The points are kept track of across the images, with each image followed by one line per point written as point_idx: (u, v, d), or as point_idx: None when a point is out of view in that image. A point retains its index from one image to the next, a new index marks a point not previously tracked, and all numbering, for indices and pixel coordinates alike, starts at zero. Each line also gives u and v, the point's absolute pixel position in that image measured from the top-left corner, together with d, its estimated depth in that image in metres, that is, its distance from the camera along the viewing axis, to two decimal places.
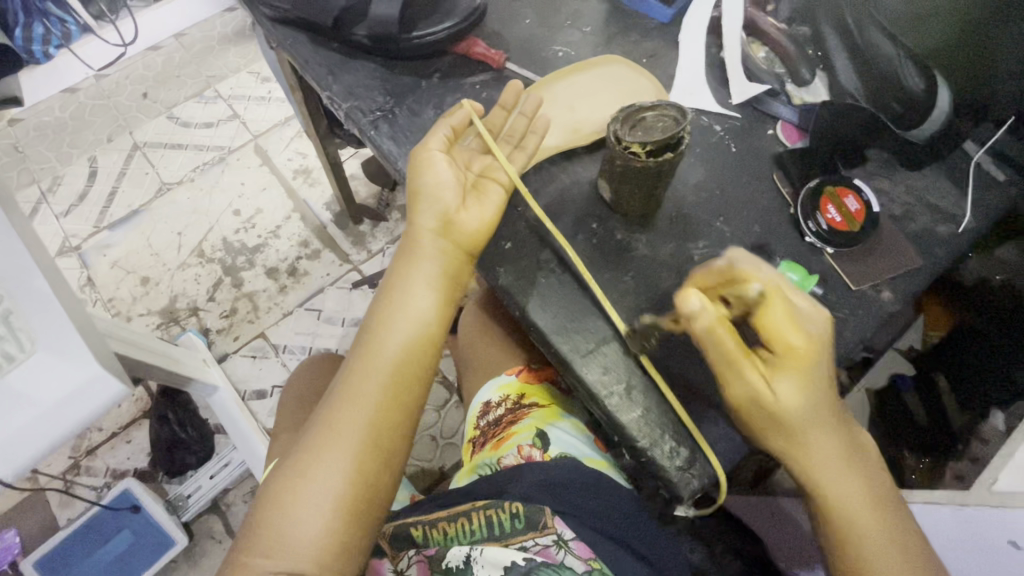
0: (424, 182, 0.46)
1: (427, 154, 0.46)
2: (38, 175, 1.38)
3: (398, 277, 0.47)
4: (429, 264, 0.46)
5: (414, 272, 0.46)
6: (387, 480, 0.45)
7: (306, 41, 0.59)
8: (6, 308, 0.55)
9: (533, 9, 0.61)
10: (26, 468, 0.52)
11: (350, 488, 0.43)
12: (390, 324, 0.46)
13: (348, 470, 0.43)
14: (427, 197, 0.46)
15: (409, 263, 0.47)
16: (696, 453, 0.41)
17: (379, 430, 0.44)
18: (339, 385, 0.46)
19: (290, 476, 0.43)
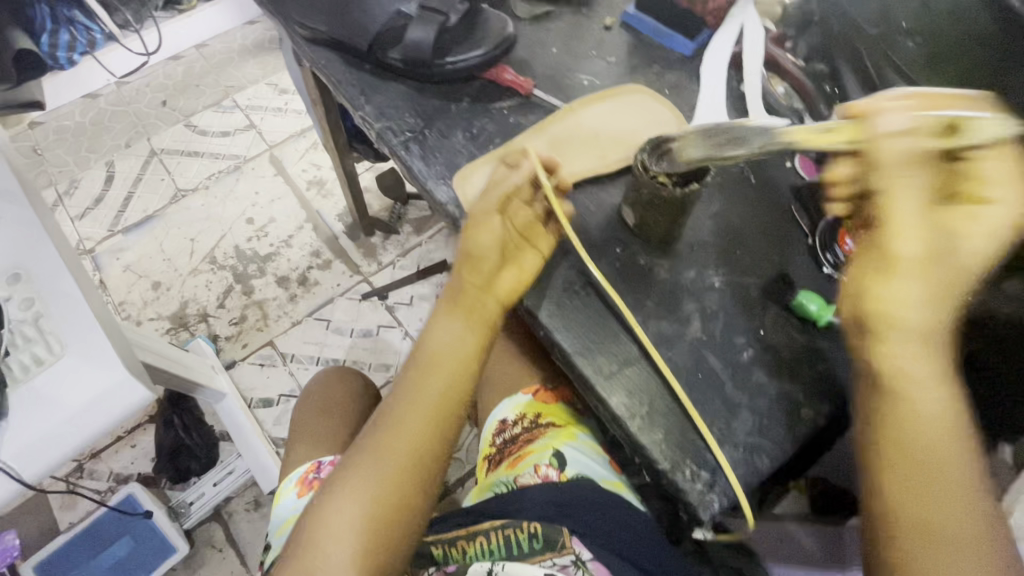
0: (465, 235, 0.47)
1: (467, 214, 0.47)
2: (56, 177, 1.40)
3: (435, 324, 0.48)
4: (465, 315, 0.47)
5: (451, 321, 0.47)
6: (410, 528, 0.44)
7: (340, 61, 0.61)
8: (38, 311, 0.57)
9: (558, 38, 0.63)
10: (49, 470, 0.53)
11: (371, 529, 0.43)
12: (425, 368, 0.47)
13: (371, 510, 0.43)
14: (467, 252, 0.47)
15: (448, 312, 0.48)
16: (717, 476, 0.42)
17: (405, 475, 0.44)
18: (372, 424, 0.47)
19: (319, 509, 0.44)
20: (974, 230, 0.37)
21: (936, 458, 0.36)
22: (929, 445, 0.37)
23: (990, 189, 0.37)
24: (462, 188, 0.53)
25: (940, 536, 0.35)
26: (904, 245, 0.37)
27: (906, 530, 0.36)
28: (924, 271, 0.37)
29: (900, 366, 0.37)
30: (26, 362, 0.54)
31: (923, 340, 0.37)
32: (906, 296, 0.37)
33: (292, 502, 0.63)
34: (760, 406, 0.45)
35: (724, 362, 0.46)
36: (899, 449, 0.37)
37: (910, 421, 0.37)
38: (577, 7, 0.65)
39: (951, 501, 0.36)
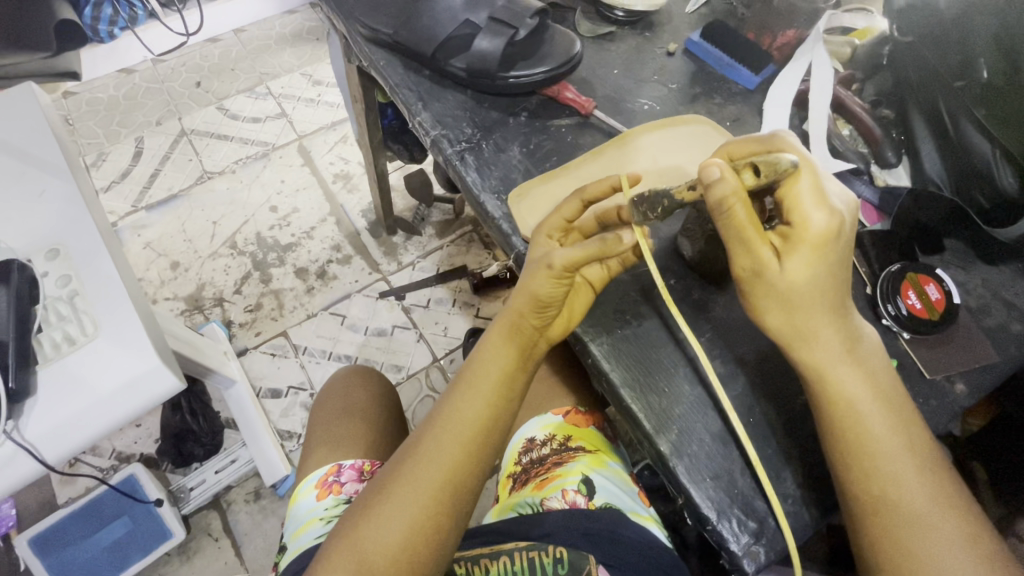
0: (530, 272, 0.45)
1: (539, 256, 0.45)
2: (84, 148, 1.40)
3: (480, 352, 0.47)
4: (512, 347, 0.46)
5: (497, 351, 0.46)
6: (437, 559, 0.43)
7: (399, 65, 0.61)
8: (74, 288, 0.55)
9: (620, 60, 0.63)
10: (70, 455, 0.51)
11: (401, 557, 0.41)
12: (471, 393, 0.45)
13: (402, 538, 0.42)
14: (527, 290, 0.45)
15: (498, 342, 0.47)
16: (763, 527, 0.41)
17: (439, 504, 0.43)
18: (408, 447, 0.46)
19: (356, 534, 0.42)
20: (828, 260, 0.38)
21: (888, 449, 0.39)
22: (879, 436, 0.39)
23: (800, 217, 0.37)
24: (518, 205, 0.53)
25: (913, 519, 0.38)
26: (777, 285, 0.38)
27: (886, 523, 0.38)
28: (789, 305, 0.39)
29: (830, 368, 0.40)
30: (58, 340, 0.53)
31: (843, 346, 0.40)
32: (806, 324, 0.39)
33: (310, 505, 0.62)
34: (812, 458, 0.43)
35: (777, 407, 0.45)
36: (858, 452, 0.39)
37: (854, 423, 0.39)
38: (640, 31, 0.65)
39: (914, 483, 0.39)
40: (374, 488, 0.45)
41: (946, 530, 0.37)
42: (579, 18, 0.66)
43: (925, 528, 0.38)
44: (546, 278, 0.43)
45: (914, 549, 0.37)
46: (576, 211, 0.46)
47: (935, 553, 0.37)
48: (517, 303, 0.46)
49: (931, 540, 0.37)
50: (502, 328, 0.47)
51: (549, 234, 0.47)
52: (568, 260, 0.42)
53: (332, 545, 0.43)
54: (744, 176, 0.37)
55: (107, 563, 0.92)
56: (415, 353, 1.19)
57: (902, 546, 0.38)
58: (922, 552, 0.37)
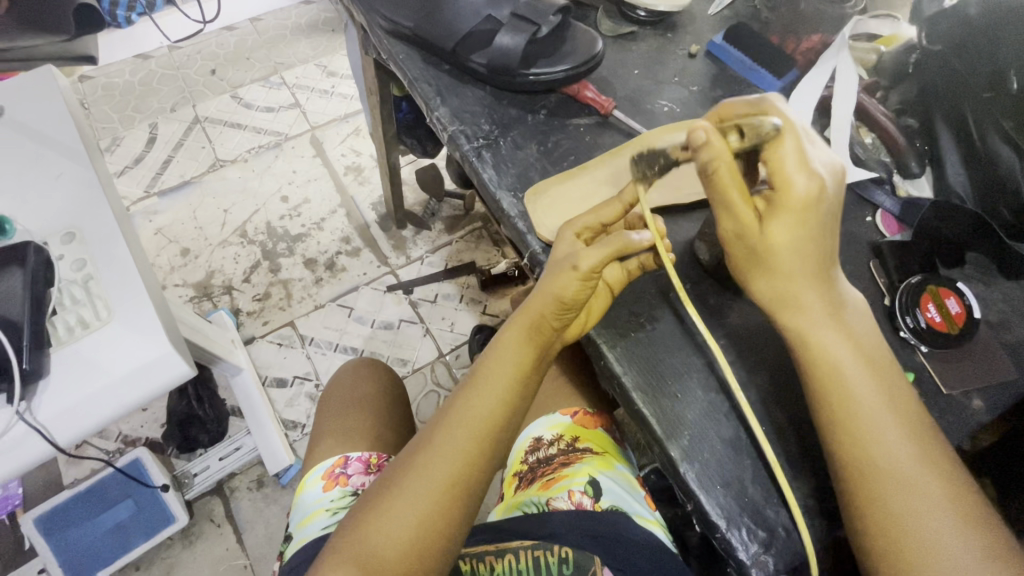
0: (555, 273, 0.44)
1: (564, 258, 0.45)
2: (99, 133, 1.40)
3: (495, 349, 0.47)
4: (528, 346, 0.46)
5: (513, 349, 0.46)
6: (446, 554, 0.43)
7: (419, 59, 0.61)
8: (88, 273, 0.55)
9: (640, 60, 0.62)
10: (80, 437, 0.51)
11: (410, 549, 0.41)
12: (483, 391, 0.45)
13: (411, 531, 0.42)
14: (546, 291, 0.45)
15: (513, 341, 0.46)
16: (773, 537, 0.41)
17: (450, 499, 0.43)
18: (419, 442, 0.45)
19: (363, 528, 0.42)
20: (812, 225, 0.38)
21: (873, 411, 0.38)
22: (865, 407, 0.38)
23: (784, 180, 0.37)
24: (533, 205, 0.52)
25: (900, 483, 0.37)
26: (760, 246, 0.39)
27: (872, 487, 0.37)
28: (774, 270, 0.39)
29: (813, 334, 0.39)
30: (71, 323, 0.53)
31: (829, 312, 0.39)
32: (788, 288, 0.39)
33: (317, 496, 0.62)
34: (825, 469, 0.43)
35: (790, 417, 0.45)
36: (842, 413, 0.39)
37: (837, 387, 0.39)
38: (662, 32, 0.64)
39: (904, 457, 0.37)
40: (383, 482, 0.44)
41: (931, 492, 0.36)
42: (600, 17, 0.65)
43: (911, 491, 0.37)
44: (574, 281, 0.43)
45: (898, 513, 0.36)
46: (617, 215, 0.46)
47: (918, 516, 0.36)
48: (538, 303, 0.45)
49: (915, 503, 0.36)
50: (520, 327, 0.46)
51: (576, 233, 0.47)
52: (597, 261, 0.43)
53: (339, 537, 0.43)
54: (729, 137, 0.38)
55: (111, 546, 0.93)
56: (421, 347, 1.19)
57: (887, 510, 0.37)
58: (906, 514, 0.36)
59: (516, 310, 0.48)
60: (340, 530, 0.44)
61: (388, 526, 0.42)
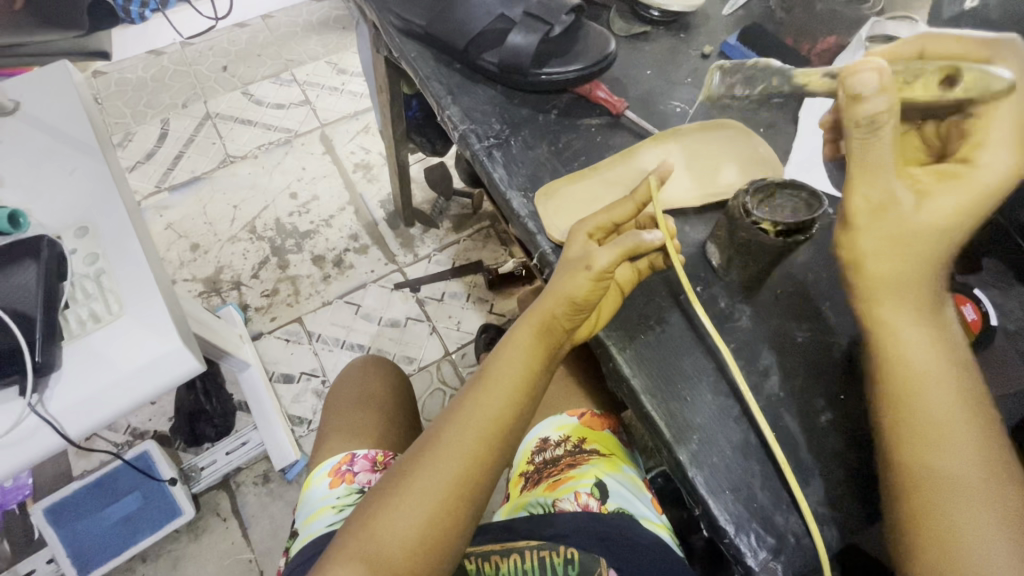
0: (568, 274, 0.45)
1: (578, 259, 0.46)
2: (112, 128, 1.42)
3: (505, 349, 0.47)
4: (538, 346, 0.46)
5: (523, 349, 0.46)
6: (450, 554, 0.43)
7: (430, 57, 0.61)
8: (100, 267, 0.55)
9: (653, 61, 0.62)
10: (91, 430, 0.52)
11: (416, 548, 0.41)
12: (493, 390, 0.45)
13: (419, 528, 0.42)
14: (560, 291, 0.45)
15: (524, 341, 0.46)
16: (781, 545, 0.40)
17: (455, 497, 0.43)
18: (428, 439, 0.45)
19: (369, 525, 0.42)
20: (979, 205, 0.39)
21: (947, 419, 0.38)
22: (936, 410, 0.38)
23: (981, 157, 0.38)
24: (544, 205, 0.52)
25: (954, 493, 0.36)
26: (905, 209, 0.38)
27: (928, 494, 0.37)
28: (897, 241, 0.39)
29: (896, 332, 0.39)
30: (84, 317, 0.53)
31: (917, 317, 0.39)
32: (906, 269, 0.39)
33: (323, 492, 0.62)
34: (834, 475, 0.43)
35: (801, 423, 0.44)
36: (915, 419, 0.38)
37: (912, 390, 0.38)
38: (675, 32, 0.64)
39: (966, 466, 0.37)
40: (389, 479, 0.45)
41: (988, 507, 0.36)
42: (613, 16, 0.65)
43: (969, 505, 0.36)
44: (586, 281, 0.43)
45: (949, 521, 0.36)
46: (630, 213, 0.46)
47: (970, 530, 0.35)
48: (549, 304, 0.45)
49: (968, 516, 0.36)
50: (530, 326, 0.46)
51: (590, 233, 0.47)
52: (609, 262, 0.43)
53: (346, 533, 0.43)
54: (930, 87, 0.38)
55: (119, 537, 0.94)
56: (427, 345, 1.20)
57: (934, 516, 0.36)
58: (957, 524, 0.36)
59: (526, 310, 0.48)
60: (345, 527, 0.44)
61: (393, 523, 0.42)
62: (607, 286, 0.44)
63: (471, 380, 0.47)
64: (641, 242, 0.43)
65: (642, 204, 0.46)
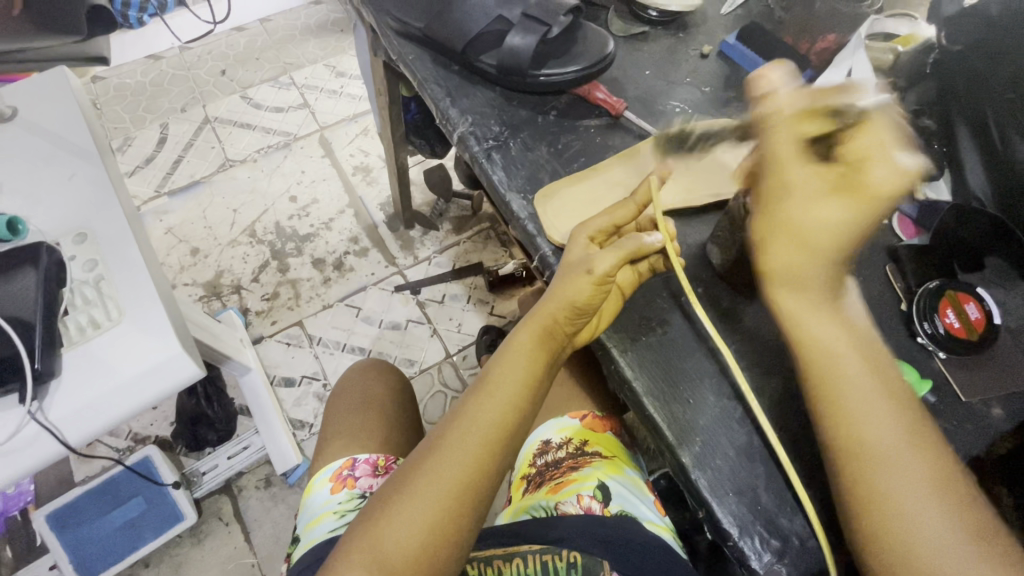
0: (569, 277, 0.45)
1: (579, 261, 0.45)
2: (111, 133, 1.41)
3: (506, 354, 0.46)
4: (539, 350, 0.46)
5: (524, 354, 0.46)
6: (455, 558, 0.43)
7: (428, 60, 0.61)
8: (99, 273, 0.55)
9: (652, 61, 0.62)
10: (91, 438, 0.51)
11: (419, 554, 0.41)
12: (494, 395, 0.45)
13: (423, 534, 0.41)
14: (562, 295, 0.44)
15: (523, 347, 0.46)
16: (787, 547, 0.40)
17: (457, 501, 0.43)
18: (429, 444, 0.45)
19: (368, 533, 0.42)
20: (872, 213, 0.36)
21: (863, 393, 0.37)
22: (854, 379, 0.37)
23: (868, 166, 0.36)
24: (543, 206, 0.52)
25: (882, 461, 0.35)
26: (792, 197, 0.38)
27: (857, 464, 0.36)
28: (790, 233, 0.38)
29: (806, 312, 0.39)
30: (83, 323, 0.53)
31: (826, 292, 0.39)
32: (799, 254, 0.38)
33: (325, 497, 0.62)
34: None
35: (805, 424, 0.44)
36: (831, 389, 0.38)
37: (829, 366, 0.38)
38: (673, 32, 0.64)
39: (887, 430, 0.36)
40: (387, 487, 0.45)
41: (916, 471, 0.35)
42: (610, 17, 0.64)
43: (892, 470, 0.35)
44: (588, 285, 0.43)
45: (885, 493, 0.35)
46: (632, 214, 0.46)
47: (902, 501, 0.34)
48: (552, 307, 0.45)
49: (897, 486, 0.34)
50: (532, 329, 0.46)
51: (592, 235, 0.47)
52: (610, 266, 0.43)
53: (347, 540, 0.43)
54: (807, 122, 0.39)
55: (122, 541, 0.94)
56: (429, 348, 1.19)
57: (864, 479, 0.35)
58: (884, 489, 0.35)
59: (527, 314, 0.48)
60: (346, 535, 0.44)
61: (391, 528, 0.42)
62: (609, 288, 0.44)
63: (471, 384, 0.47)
64: (641, 245, 0.44)
65: (643, 206, 0.47)
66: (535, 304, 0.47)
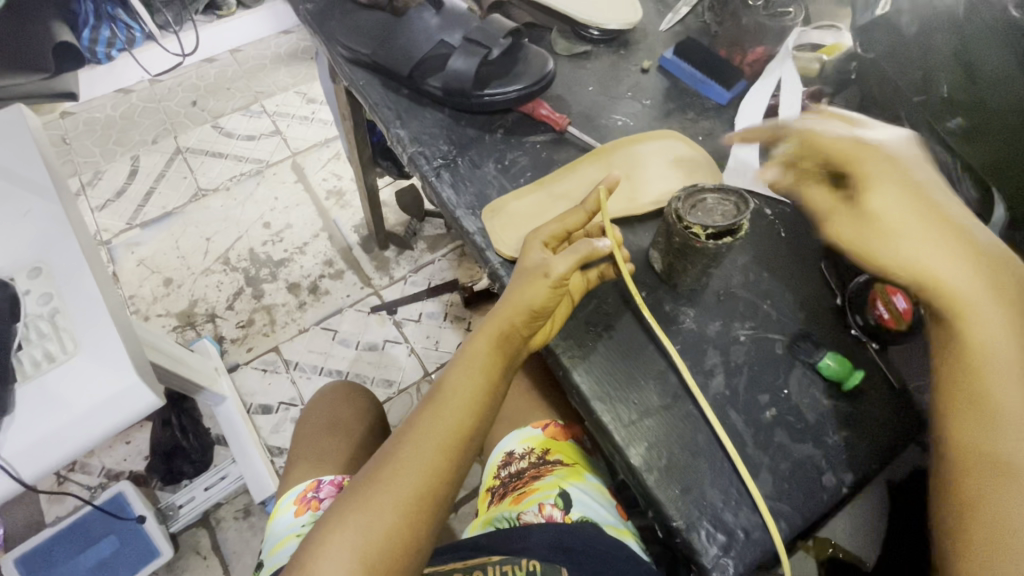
0: (526, 282, 0.46)
1: (534, 267, 0.46)
2: (81, 168, 1.41)
3: (462, 359, 0.47)
4: (493, 355, 0.47)
5: (480, 360, 0.47)
6: (411, 565, 0.43)
7: (379, 84, 0.62)
8: (54, 306, 0.55)
9: (595, 78, 0.64)
10: (47, 473, 0.51)
11: (374, 561, 0.41)
12: (452, 400, 0.46)
13: (378, 539, 0.42)
14: (517, 301, 0.46)
15: (480, 352, 0.47)
16: (734, 540, 0.41)
17: (413, 505, 0.43)
18: (387, 450, 0.46)
19: (321, 542, 0.42)
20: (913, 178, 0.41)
21: (1017, 402, 0.36)
22: (1002, 389, 0.36)
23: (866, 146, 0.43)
24: (491, 219, 0.54)
25: (1014, 476, 0.35)
26: (852, 221, 0.42)
27: (982, 477, 0.36)
28: (880, 234, 0.40)
29: (967, 314, 0.38)
30: (37, 358, 0.53)
31: (1000, 301, 0.38)
32: (922, 258, 0.39)
33: (288, 521, 0.62)
34: (781, 468, 0.43)
35: (746, 420, 0.45)
36: (980, 398, 0.37)
37: (980, 370, 0.37)
38: (616, 49, 0.66)
39: (1023, 443, 0.35)
40: (347, 493, 0.45)
41: None
42: (555, 37, 0.67)
43: (1022, 487, 0.34)
44: (544, 289, 0.44)
45: (988, 488, 0.35)
46: (583, 221, 0.48)
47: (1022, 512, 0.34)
48: (507, 314, 0.46)
49: (1021, 503, 0.34)
50: (487, 335, 0.47)
51: (543, 242, 0.48)
52: (566, 269, 0.45)
53: (305, 548, 0.43)
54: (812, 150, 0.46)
55: None
56: (406, 367, 1.19)
57: (986, 490, 0.35)
58: (1010, 507, 0.34)
59: (484, 320, 0.49)
60: (303, 542, 0.44)
61: (347, 533, 0.42)
62: (561, 292, 0.45)
63: (431, 388, 0.48)
64: (594, 248, 0.46)
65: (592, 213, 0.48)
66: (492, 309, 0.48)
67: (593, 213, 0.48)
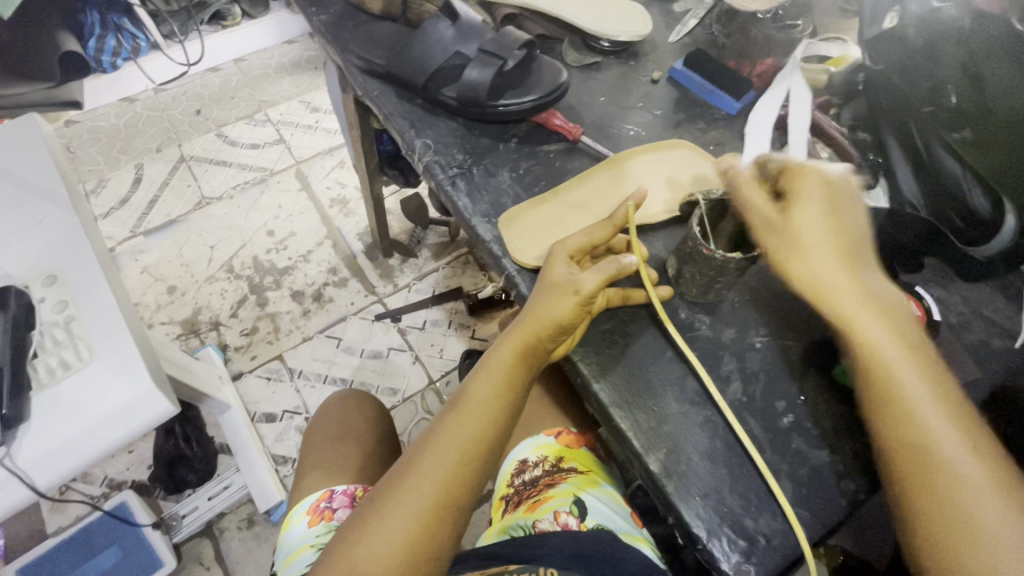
0: (553, 296, 0.46)
1: (560, 279, 0.47)
2: (85, 175, 1.41)
3: (484, 368, 0.47)
4: (516, 368, 0.47)
5: (502, 368, 0.47)
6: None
7: (393, 94, 0.63)
8: (70, 314, 0.55)
9: (607, 88, 0.65)
10: (60, 482, 0.51)
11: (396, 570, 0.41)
12: (475, 408, 0.46)
13: (400, 548, 0.42)
14: (542, 314, 0.45)
15: (503, 362, 0.47)
16: (754, 547, 0.41)
17: (434, 515, 0.43)
18: (409, 458, 0.46)
19: (345, 551, 0.42)
20: (833, 204, 0.43)
21: (921, 394, 0.39)
22: (907, 384, 0.39)
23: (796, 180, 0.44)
24: (507, 226, 0.54)
25: (944, 462, 0.37)
26: (799, 248, 0.42)
27: (915, 469, 0.38)
28: (800, 244, 0.42)
29: (856, 315, 0.40)
30: (53, 365, 0.53)
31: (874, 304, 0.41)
32: (824, 274, 0.41)
33: (302, 531, 0.62)
34: (800, 474, 0.44)
35: (763, 426, 0.46)
36: (889, 392, 0.39)
37: (886, 371, 0.39)
38: (625, 60, 0.67)
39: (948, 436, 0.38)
40: (367, 503, 0.45)
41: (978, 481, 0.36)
42: (565, 48, 0.68)
43: (954, 476, 0.37)
44: (573, 305, 0.44)
45: (947, 486, 0.37)
46: (609, 235, 0.49)
47: (966, 503, 0.36)
48: (533, 326, 0.46)
49: (959, 489, 0.36)
50: (511, 345, 0.47)
51: (568, 254, 0.48)
52: (595, 286, 0.45)
53: (325, 555, 0.43)
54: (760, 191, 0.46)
55: None
56: (411, 375, 1.19)
57: (927, 484, 0.37)
58: (955, 498, 0.36)
59: (507, 328, 0.49)
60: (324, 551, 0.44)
61: (369, 543, 0.42)
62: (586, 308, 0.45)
63: (452, 395, 0.48)
64: (622, 265, 0.45)
65: (620, 227, 0.50)
66: (516, 318, 0.48)
67: (616, 227, 0.49)
